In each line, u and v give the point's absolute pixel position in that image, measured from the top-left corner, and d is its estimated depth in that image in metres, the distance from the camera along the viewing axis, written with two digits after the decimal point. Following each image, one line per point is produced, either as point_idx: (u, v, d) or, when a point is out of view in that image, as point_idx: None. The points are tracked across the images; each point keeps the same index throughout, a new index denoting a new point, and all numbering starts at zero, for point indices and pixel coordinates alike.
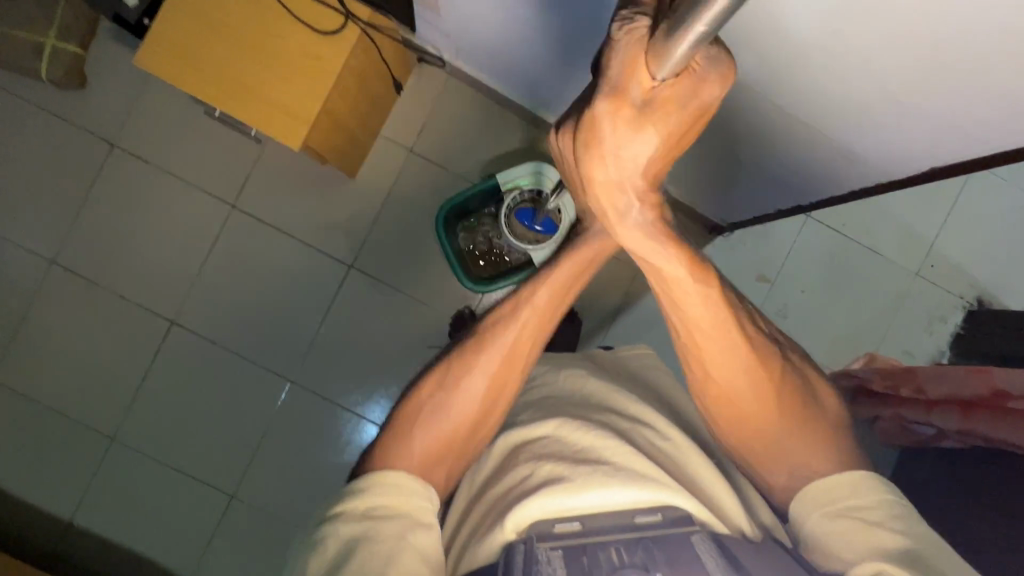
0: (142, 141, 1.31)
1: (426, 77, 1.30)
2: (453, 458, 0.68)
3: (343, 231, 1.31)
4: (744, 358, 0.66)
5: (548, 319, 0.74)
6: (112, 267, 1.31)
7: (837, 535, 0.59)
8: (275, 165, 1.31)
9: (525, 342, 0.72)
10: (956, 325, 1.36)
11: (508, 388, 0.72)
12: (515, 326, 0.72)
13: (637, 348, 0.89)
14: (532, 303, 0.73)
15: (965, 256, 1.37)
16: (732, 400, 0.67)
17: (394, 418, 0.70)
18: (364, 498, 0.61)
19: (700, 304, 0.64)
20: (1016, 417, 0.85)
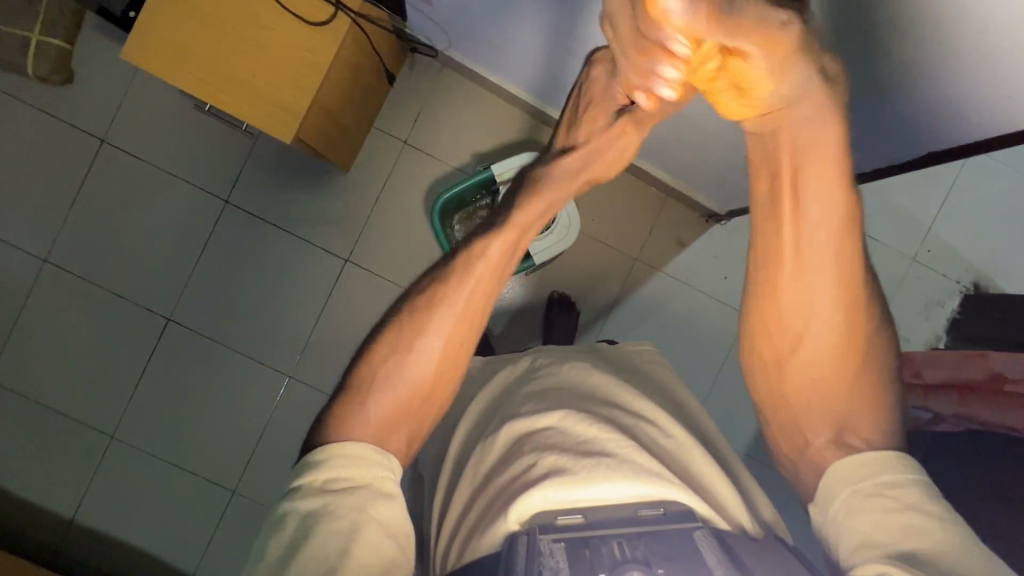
0: (133, 137, 1.29)
1: (419, 67, 1.29)
2: (414, 422, 0.68)
3: (338, 225, 1.30)
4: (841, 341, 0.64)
5: (502, 272, 0.73)
6: (106, 265, 1.30)
7: (870, 512, 0.58)
8: (267, 158, 1.30)
9: (479, 297, 0.71)
10: (953, 309, 1.37)
11: (463, 346, 0.71)
12: (471, 282, 0.70)
13: (640, 343, 0.89)
14: (485, 257, 0.72)
15: (962, 240, 1.37)
16: (814, 363, 0.65)
17: (348, 384, 0.68)
18: (325, 470, 0.61)
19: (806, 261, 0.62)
20: (1010, 399, 0.88)
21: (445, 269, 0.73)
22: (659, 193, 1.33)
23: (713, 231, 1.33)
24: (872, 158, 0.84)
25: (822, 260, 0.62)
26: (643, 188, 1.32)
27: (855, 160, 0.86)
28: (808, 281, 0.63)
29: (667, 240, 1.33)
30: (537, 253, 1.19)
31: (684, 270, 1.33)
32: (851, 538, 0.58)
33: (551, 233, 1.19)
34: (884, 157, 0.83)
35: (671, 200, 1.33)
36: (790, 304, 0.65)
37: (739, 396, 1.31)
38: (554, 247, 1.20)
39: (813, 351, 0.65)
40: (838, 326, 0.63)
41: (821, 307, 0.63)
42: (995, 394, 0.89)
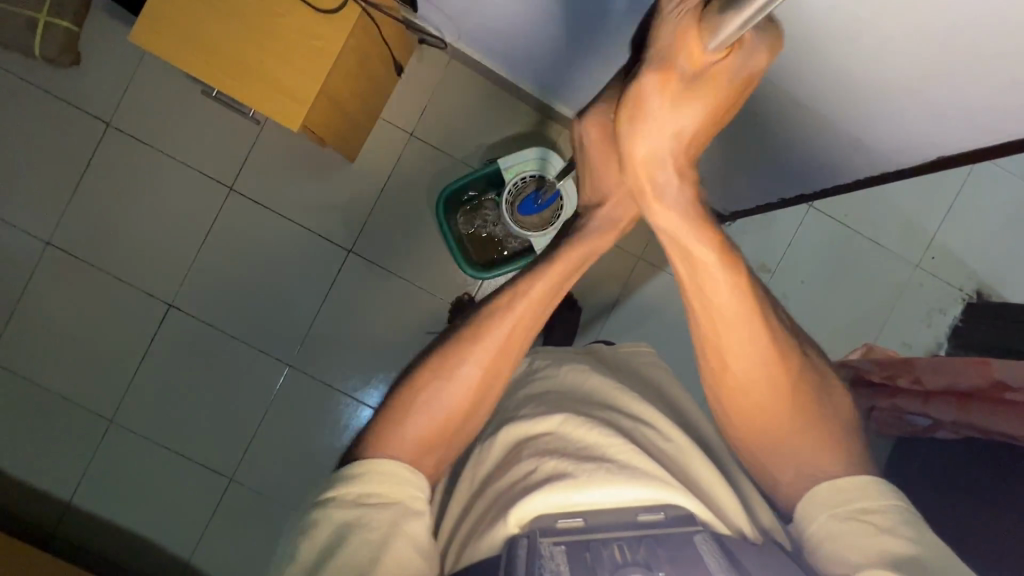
0: (139, 121, 1.29)
1: (427, 59, 1.28)
2: (445, 451, 0.68)
3: (342, 215, 1.30)
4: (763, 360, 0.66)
5: (542, 311, 0.73)
6: (108, 248, 1.30)
7: (849, 537, 0.58)
8: (273, 147, 1.30)
9: (518, 336, 0.72)
10: (955, 317, 1.37)
11: (497, 381, 0.71)
12: (511, 319, 0.71)
13: (636, 345, 0.88)
14: (529, 295, 0.72)
15: (967, 248, 1.37)
16: (748, 399, 0.67)
17: (388, 403, 0.70)
18: (358, 483, 0.61)
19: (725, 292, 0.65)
20: (1010, 407, 0.85)
21: (487, 303, 0.74)
22: None
23: None
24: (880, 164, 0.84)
25: (731, 309, 0.65)
26: None
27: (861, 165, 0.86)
28: (726, 329, 0.66)
29: None
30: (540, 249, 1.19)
31: None
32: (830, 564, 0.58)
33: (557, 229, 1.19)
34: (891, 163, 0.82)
35: None
36: (729, 347, 0.66)
37: None
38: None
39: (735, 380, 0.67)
40: (761, 371, 0.66)
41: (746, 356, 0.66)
42: (995, 401, 0.87)
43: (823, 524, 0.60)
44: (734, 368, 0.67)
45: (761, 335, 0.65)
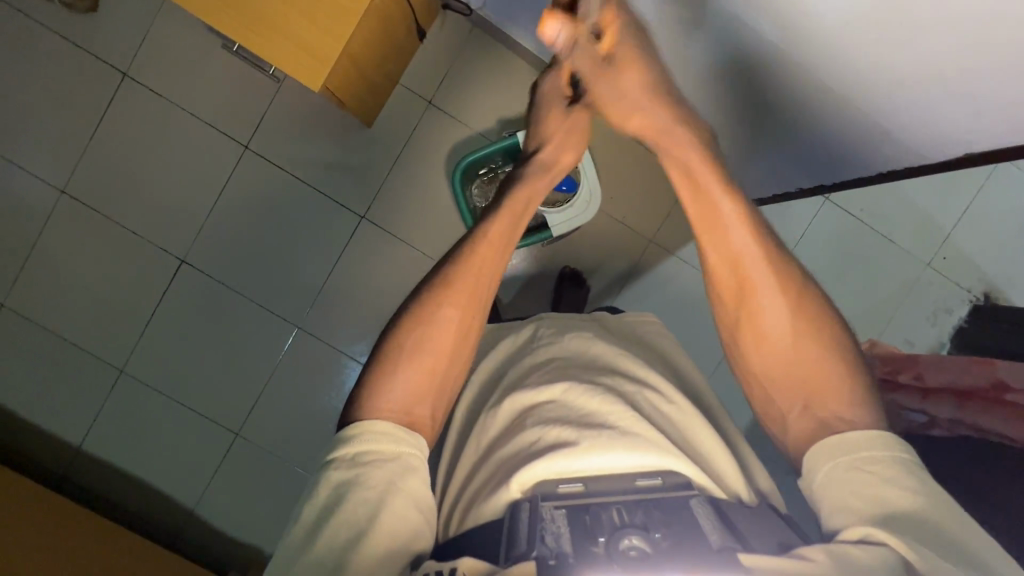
0: (156, 73, 1.27)
1: (450, 24, 1.26)
2: (437, 392, 0.68)
3: (357, 179, 1.30)
4: (794, 317, 0.68)
5: (504, 248, 0.78)
6: (122, 200, 1.30)
7: (852, 484, 0.58)
8: (290, 107, 1.29)
9: (488, 274, 0.75)
10: (961, 317, 1.37)
11: (478, 320, 0.73)
12: (476, 258, 0.74)
13: (643, 316, 0.88)
14: (488, 236, 0.76)
15: (980, 250, 1.36)
16: (777, 359, 0.68)
17: (377, 356, 0.68)
18: (354, 444, 0.60)
19: (750, 244, 0.71)
20: (1009, 409, 0.88)
21: (455, 250, 0.76)
22: None
23: None
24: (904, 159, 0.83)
25: (758, 260, 0.70)
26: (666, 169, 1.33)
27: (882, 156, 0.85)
28: (758, 283, 0.70)
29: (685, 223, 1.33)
30: (555, 225, 1.18)
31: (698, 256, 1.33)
32: (824, 513, 0.59)
33: (571, 206, 1.18)
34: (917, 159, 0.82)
35: None
36: (756, 304, 0.70)
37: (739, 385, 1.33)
38: (573, 222, 1.19)
39: (770, 335, 0.69)
40: (792, 328, 0.68)
41: (778, 311, 0.68)
42: (994, 403, 0.90)
43: (824, 473, 0.61)
44: (769, 327, 0.69)
45: (787, 288, 0.69)
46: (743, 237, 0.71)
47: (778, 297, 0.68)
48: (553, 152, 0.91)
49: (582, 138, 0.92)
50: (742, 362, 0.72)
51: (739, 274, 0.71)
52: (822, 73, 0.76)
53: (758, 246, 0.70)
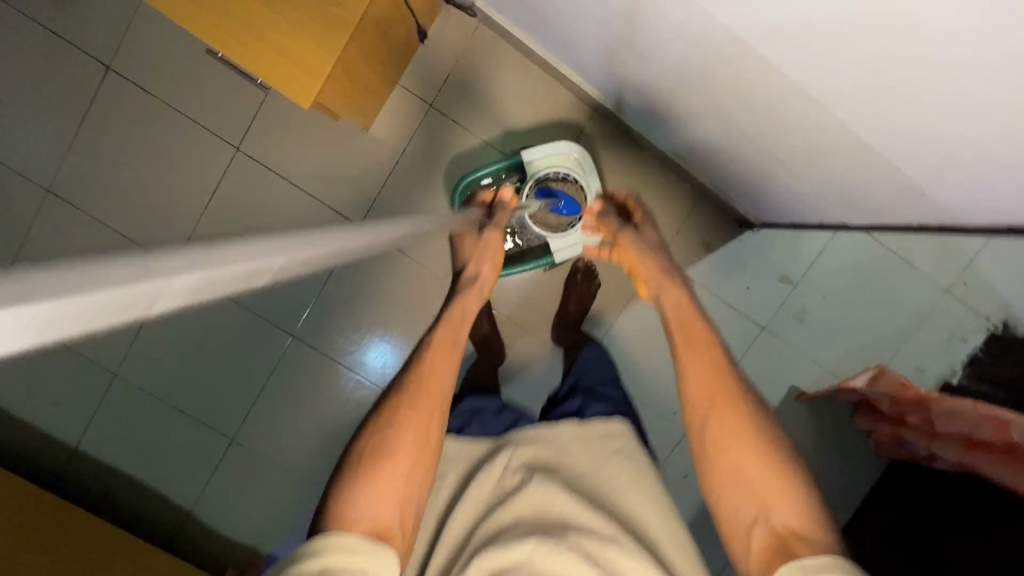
0: (142, 68, 1.21)
1: (453, 22, 1.18)
2: (408, 494, 0.62)
3: (353, 186, 1.24)
4: (749, 436, 0.66)
5: (453, 349, 0.74)
6: (108, 201, 1.24)
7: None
8: (284, 108, 1.22)
9: (442, 372, 0.71)
10: (975, 346, 1.32)
11: (439, 416, 0.68)
12: (425, 361, 0.71)
13: (609, 425, 0.89)
14: (432, 342, 0.74)
15: (1004, 277, 1.30)
16: (741, 478, 0.64)
17: (340, 471, 0.62)
18: (315, 559, 0.52)
19: (705, 358, 0.72)
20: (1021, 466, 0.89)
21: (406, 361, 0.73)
22: (694, 191, 1.29)
23: (745, 239, 1.30)
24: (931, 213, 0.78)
25: (714, 370, 0.71)
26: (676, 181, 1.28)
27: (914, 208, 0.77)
28: (713, 395, 0.69)
29: (694, 241, 1.30)
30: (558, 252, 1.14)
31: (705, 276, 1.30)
32: None
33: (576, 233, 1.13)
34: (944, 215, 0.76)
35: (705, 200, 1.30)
36: (720, 416, 0.68)
37: None
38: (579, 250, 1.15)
39: (730, 448, 0.66)
40: (748, 440, 0.66)
41: (736, 424, 0.67)
42: (1007, 457, 0.91)
43: None
44: (728, 440, 0.67)
45: (740, 403, 0.68)
46: (695, 354, 0.73)
47: (732, 410, 0.68)
48: (476, 267, 0.90)
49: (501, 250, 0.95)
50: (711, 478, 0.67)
51: (699, 392, 0.71)
52: (833, 135, 0.71)
53: (713, 357, 0.72)
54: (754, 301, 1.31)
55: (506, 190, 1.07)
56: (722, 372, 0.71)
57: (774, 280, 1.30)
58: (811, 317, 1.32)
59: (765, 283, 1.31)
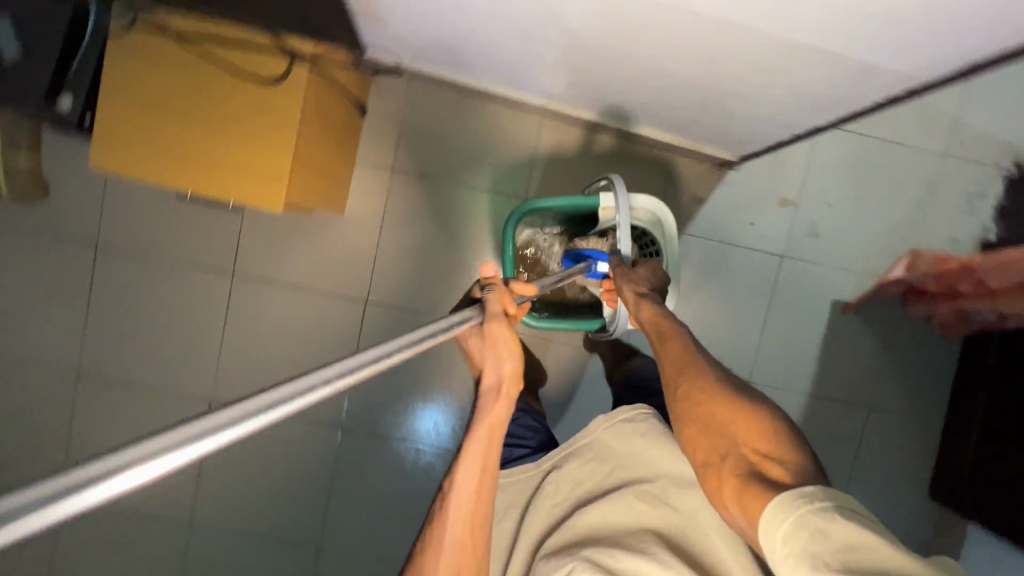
0: (124, 232, 1.24)
1: (385, 86, 1.25)
2: None
3: (351, 268, 1.28)
4: (731, 406, 0.71)
5: (483, 475, 0.76)
6: (134, 364, 1.27)
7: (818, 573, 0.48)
8: (262, 220, 1.25)
9: (479, 497, 0.77)
10: (998, 197, 1.29)
11: (477, 536, 0.76)
12: (459, 493, 0.76)
13: (638, 408, 0.91)
14: (459, 475, 0.76)
15: (992, 122, 1.28)
16: (711, 449, 0.70)
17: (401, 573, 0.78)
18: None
19: (676, 349, 0.83)
20: None
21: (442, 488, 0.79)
22: (664, 152, 1.29)
23: (731, 178, 1.29)
24: (868, 98, 0.80)
25: (684, 357, 0.81)
26: (643, 151, 1.30)
27: (881, 85, 0.74)
28: (689, 380, 0.77)
29: (684, 198, 1.29)
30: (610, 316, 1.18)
31: (709, 227, 1.30)
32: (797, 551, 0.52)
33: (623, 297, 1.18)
34: (871, 96, 0.79)
35: (678, 155, 1.30)
36: (707, 400, 0.73)
37: (787, 339, 1.33)
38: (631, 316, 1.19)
39: (715, 432, 0.71)
40: (740, 419, 0.70)
41: (717, 404, 0.73)
42: None
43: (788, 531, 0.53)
44: (713, 414, 0.72)
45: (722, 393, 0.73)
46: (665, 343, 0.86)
47: (710, 391, 0.74)
48: (493, 373, 0.76)
49: (516, 349, 0.74)
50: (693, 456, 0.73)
51: (673, 376, 0.80)
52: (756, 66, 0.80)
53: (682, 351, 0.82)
54: (765, 234, 1.30)
55: (490, 265, 0.77)
56: (699, 367, 0.78)
57: (775, 207, 1.30)
58: (825, 229, 1.30)
59: (769, 212, 1.29)
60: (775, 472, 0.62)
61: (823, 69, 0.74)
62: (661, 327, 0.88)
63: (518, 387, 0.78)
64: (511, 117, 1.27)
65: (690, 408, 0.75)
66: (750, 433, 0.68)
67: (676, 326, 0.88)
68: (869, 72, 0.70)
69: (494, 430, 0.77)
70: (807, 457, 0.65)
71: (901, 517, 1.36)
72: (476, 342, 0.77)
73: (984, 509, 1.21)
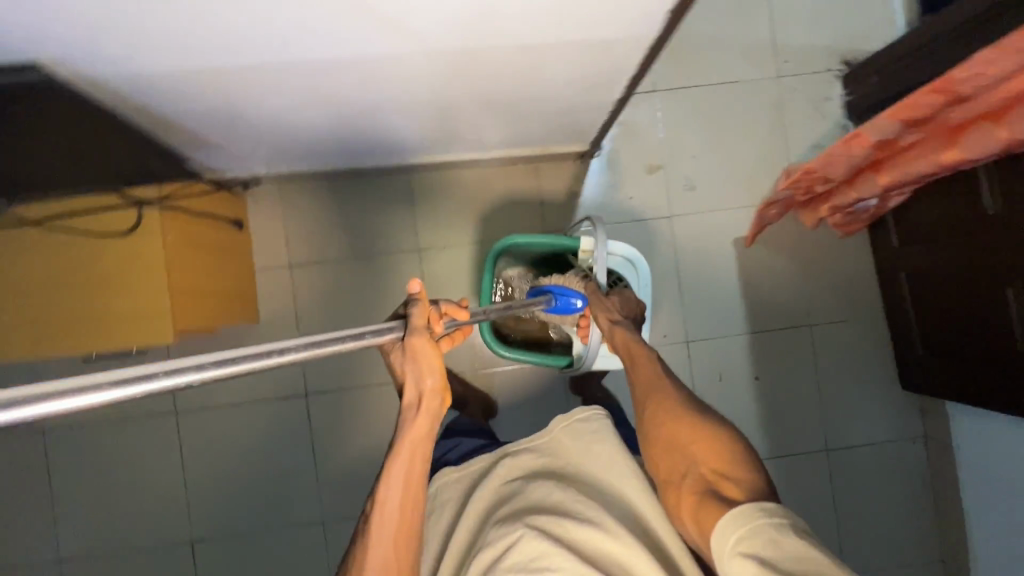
0: (66, 408, 1.30)
1: (259, 196, 1.35)
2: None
3: (282, 367, 1.34)
4: (697, 430, 0.79)
5: (412, 484, 0.74)
6: (112, 528, 1.31)
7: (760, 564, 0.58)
8: (188, 353, 1.32)
9: (410, 508, 0.73)
10: (840, 96, 1.37)
11: (407, 545, 0.73)
12: (388, 504, 0.73)
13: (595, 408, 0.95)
14: (389, 484, 0.73)
15: (807, 35, 1.37)
16: (674, 465, 0.78)
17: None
18: (516, 553, 0.76)
19: (655, 380, 0.93)
20: (910, 150, 0.94)
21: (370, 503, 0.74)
22: (527, 164, 1.36)
23: (594, 165, 1.36)
24: (632, 66, 0.87)
25: (660, 388, 0.90)
26: (508, 169, 1.37)
27: (623, 54, 0.82)
28: (666, 406, 0.86)
29: (561, 197, 1.37)
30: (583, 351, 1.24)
31: (594, 214, 1.36)
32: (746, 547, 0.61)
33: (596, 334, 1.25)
34: (634, 64, 0.87)
35: (541, 163, 1.37)
36: (677, 425, 0.82)
37: (705, 289, 1.36)
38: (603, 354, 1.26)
39: (677, 449, 0.79)
40: (702, 442, 0.78)
41: (684, 428, 0.81)
42: (901, 153, 0.95)
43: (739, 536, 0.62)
44: (681, 435, 0.80)
45: (693, 421, 0.81)
46: (644, 373, 0.95)
47: (680, 416, 0.83)
48: (416, 386, 0.74)
49: (438, 365, 0.73)
50: (657, 472, 0.81)
51: (649, 403, 0.89)
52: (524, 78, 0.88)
53: (660, 381, 0.92)
54: (646, 203, 1.36)
55: (416, 281, 0.73)
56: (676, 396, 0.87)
57: (644, 175, 1.37)
58: (698, 179, 1.37)
59: (642, 182, 1.36)
60: (728, 489, 0.70)
61: (569, 59, 0.82)
62: (643, 360, 0.97)
63: (444, 399, 0.77)
64: (378, 183, 1.35)
65: (660, 430, 0.83)
66: (710, 454, 0.76)
67: (655, 361, 0.97)
68: (604, 46, 0.78)
69: (421, 442, 0.74)
70: (761, 477, 0.73)
71: (881, 417, 1.37)
72: (397, 358, 0.75)
73: (943, 382, 1.23)
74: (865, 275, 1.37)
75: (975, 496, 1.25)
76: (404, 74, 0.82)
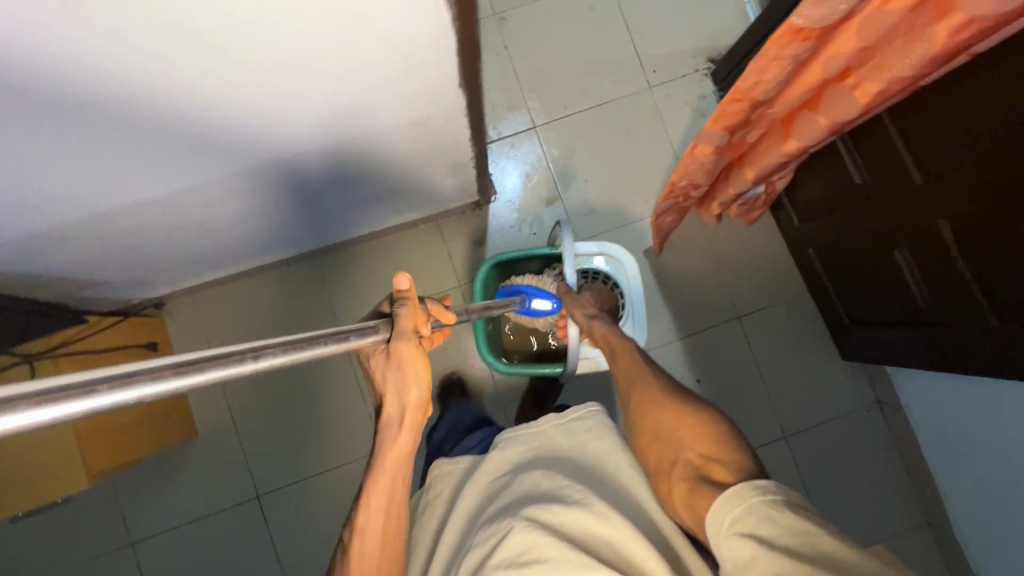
0: (23, 564, 1.29)
1: (173, 311, 1.36)
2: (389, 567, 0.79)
3: (230, 474, 1.33)
4: (683, 419, 0.81)
5: (401, 472, 0.80)
6: None
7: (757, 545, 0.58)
8: (134, 481, 1.32)
9: (397, 489, 0.80)
10: (714, 92, 1.40)
11: (396, 522, 0.80)
12: (378, 487, 0.79)
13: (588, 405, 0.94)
14: (378, 471, 0.79)
15: (669, 42, 1.41)
16: (662, 454, 0.79)
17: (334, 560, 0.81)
18: (505, 548, 0.74)
19: (638, 372, 0.94)
20: (758, 142, 0.93)
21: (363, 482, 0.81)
22: (429, 223, 1.39)
23: (494, 209, 1.39)
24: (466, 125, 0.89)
25: (643, 380, 0.92)
26: (412, 232, 1.39)
27: (447, 122, 0.85)
28: (650, 401, 0.87)
29: (469, 248, 1.39)
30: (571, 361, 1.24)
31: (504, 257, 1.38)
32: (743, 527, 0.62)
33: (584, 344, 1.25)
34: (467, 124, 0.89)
35: (441, 219, 1.39)
36: (663, 417, 0.83)
37: None
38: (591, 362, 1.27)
39: (665, 440, 0.80)
40: (690, 430, 0.80)
41: (671, 419, 0.82)
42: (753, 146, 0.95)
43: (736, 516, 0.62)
44: (667, 425, 0.82)
45: (679, 411, 0.83)
46: (628, 368, 0.97)
47: (665, 407, 0.84)
48: (396, 392, 0.74)
49: (422, 375, 0.72)
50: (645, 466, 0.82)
51: (633, 397, 0.90)
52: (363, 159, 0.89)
53: (642, 374, 0.94)
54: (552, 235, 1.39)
55: (403, 277, 0.70)
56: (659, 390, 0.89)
57: (544, 209, 1.39)
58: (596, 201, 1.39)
59: (543, 216, 1.39)
60: (718, 472, 0.71)
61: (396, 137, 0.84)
62: (625, 356, 1.00)
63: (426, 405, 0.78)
64: (287, 273, 1.39)
65: (645, 425, 0.85)
66: (697, 440, 0.78)
67: (636, 356, 0.99)
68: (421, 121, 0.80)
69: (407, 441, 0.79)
70: (749, 459, 0.74)
71: (833, 391, 1.36)
72: (376, 361, 0.72)
73: (890, 350, 1.18)
74: (779, 256, 1.38)
75: (941, 455, 1.23)
76: (248, 175, 0.83)
